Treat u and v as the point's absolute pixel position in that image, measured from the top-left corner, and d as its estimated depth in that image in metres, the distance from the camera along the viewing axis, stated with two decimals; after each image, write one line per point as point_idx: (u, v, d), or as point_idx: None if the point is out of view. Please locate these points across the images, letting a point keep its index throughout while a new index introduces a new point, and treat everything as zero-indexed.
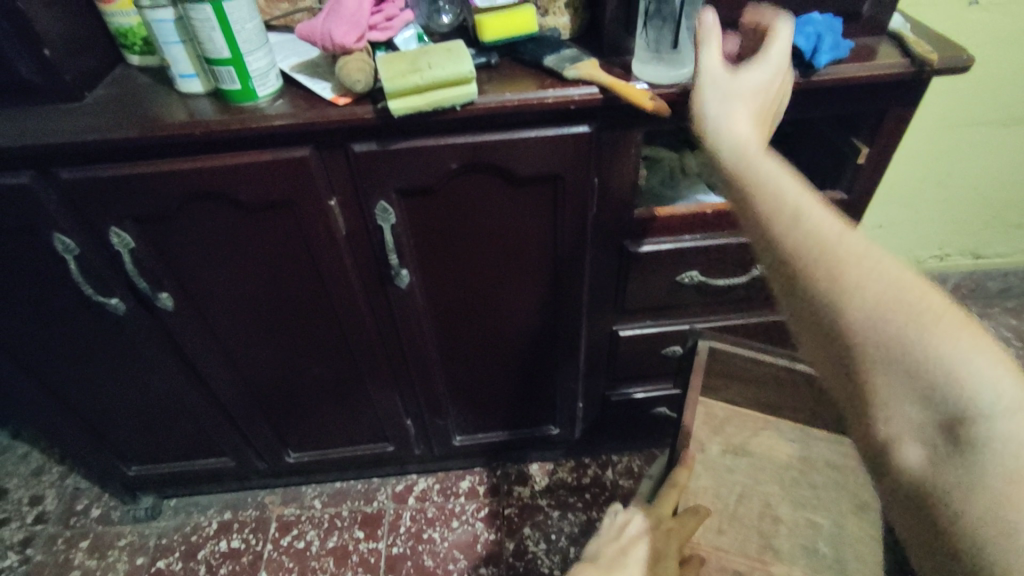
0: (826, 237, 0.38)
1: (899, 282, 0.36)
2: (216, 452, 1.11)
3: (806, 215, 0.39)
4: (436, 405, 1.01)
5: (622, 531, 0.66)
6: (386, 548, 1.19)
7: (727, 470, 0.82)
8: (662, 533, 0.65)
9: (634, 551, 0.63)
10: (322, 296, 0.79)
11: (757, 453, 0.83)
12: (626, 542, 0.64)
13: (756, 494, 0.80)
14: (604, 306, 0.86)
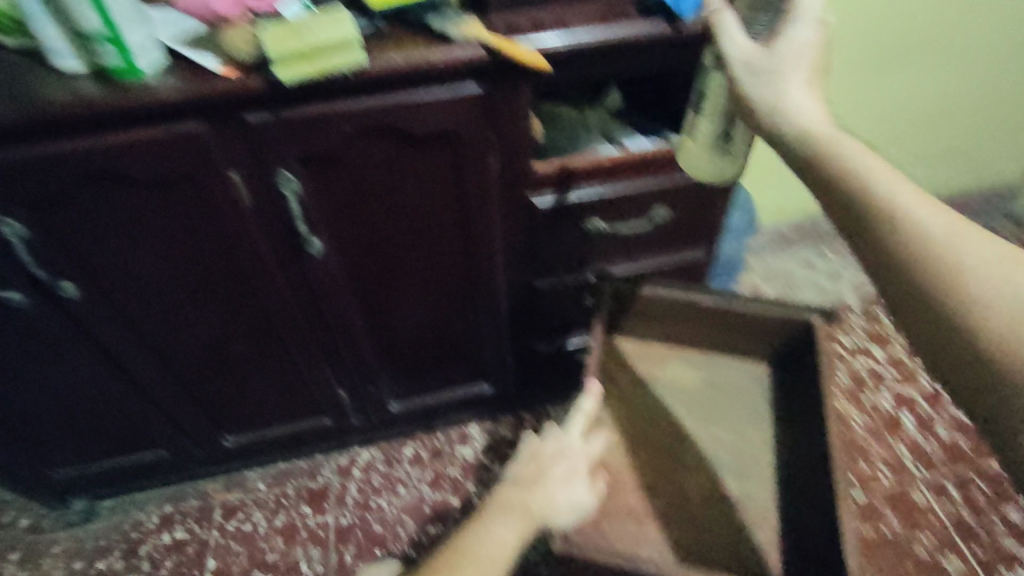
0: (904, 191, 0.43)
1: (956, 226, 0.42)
2: (148, 445, 1.10)
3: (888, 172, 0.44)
4: (368, 373, 1.04)
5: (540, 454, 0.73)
6: (334, 521, 1.21)
7: (639, 398, 0.90)
8: (574, 457, 0.72)
9: (552, 470, 0.70)
10: (237, 270, 0.80)
11: (666, 383, 0.91)
12: (545, 463, 0.71)
13: (661, 416, 0.89)
14: (522, 263, 0.90)
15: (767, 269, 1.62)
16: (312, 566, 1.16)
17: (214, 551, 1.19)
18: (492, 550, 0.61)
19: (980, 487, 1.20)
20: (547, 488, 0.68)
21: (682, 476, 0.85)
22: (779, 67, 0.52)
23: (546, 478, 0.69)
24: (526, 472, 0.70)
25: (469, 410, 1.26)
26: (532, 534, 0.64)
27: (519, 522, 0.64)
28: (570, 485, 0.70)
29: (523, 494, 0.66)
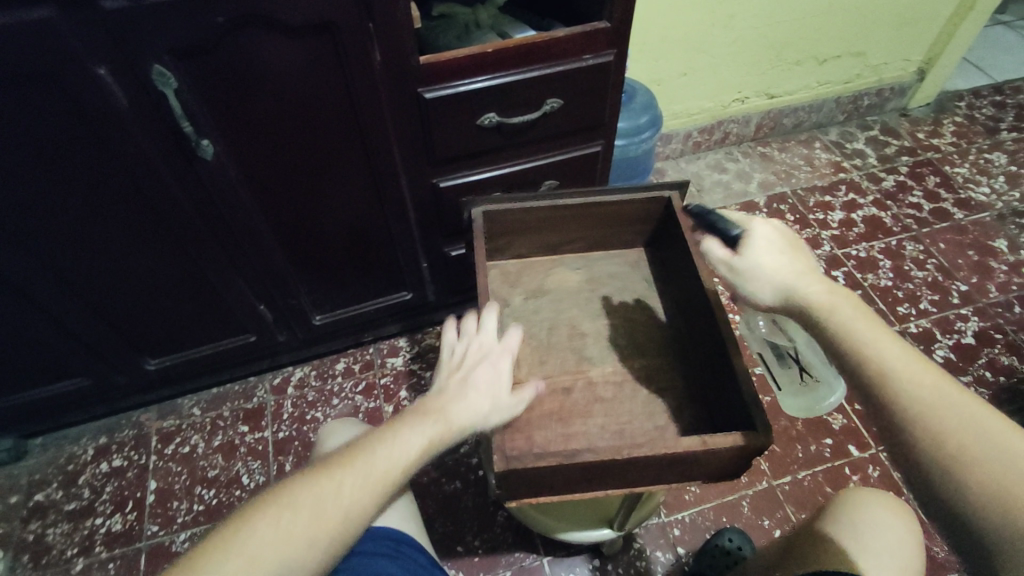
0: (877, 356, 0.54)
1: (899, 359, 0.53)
2: (68, 374, 1.10)
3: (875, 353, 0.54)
4: (284, 283, 1.07)
5: (461, 361, 0.66)
6: (272, 435, 1.26)
7: (534, 313, 0.85)
8: (496, 361, 0.65)
9: (472, 375, 0.64)
10: (125, 177, 0.80)
11: (554, 289, 0.88)
12: (467, 368, 0.65)
13: (563, 321, 0.84)
14: (418, 158, 0.93)
15: (679, 175, 1.71)
16: (253, 477, 1.21)
17: (154, 474, 1.22)
18: (389, 452, 0.57)
19: None
20: (467, 399, 0.62)
21: (594, 368, 0.80)
22: (755, 276, 0.62)
23: (466, 389, 0.63)
24: (446, 386, 0.64)
25: (397, 321, 1.31)
26: (445, 442, 0.59)
27: (427, 431, 0.58)
28: (493, 390, 0.64)
29: (440, 404, 0.61)
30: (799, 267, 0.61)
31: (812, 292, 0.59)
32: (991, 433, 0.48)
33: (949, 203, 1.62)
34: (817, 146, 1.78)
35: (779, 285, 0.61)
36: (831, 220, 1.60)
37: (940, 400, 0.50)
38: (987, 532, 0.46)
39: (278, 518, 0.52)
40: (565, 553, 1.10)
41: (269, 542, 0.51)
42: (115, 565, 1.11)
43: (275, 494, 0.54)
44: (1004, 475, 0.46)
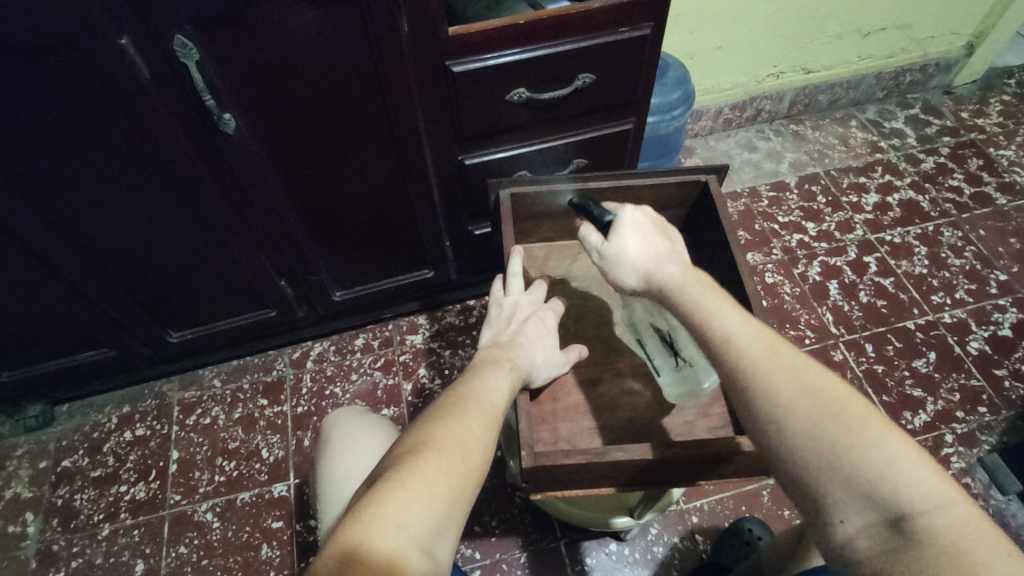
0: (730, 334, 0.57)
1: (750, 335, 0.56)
2: (92, 345, 1.11)
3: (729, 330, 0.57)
4: (306, 259, 1.06)
5: (509, 317, 0.71)
6: (291, 409, 1.26)
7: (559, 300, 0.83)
8: (544, 315, 0.73)
9: (525, 330, 0.70)
10: (149, 152, 0.78)
11: (581, 276, 0.85)
12: (517, 326, 0.70)
13: (590, 310, 0.82)
14: (445, 135, 0.90)
15: (708, 153, 1.66)
16: (273, 451, 1.22)
17: (176, 444, 1.23)
18: (491, 396, 0.59)
19: (892, 343, 1.30)
20: (526, 347, 0.68)
21: (621, 359, 0.78)
22: (619, 260, 0.67)
23: (522, 338, 0.69)
24: (503, 337, 0.69)
25: (417, 298, 1.30)
26: (519, 385, 0.64)
27: (509, 375, 0.63)
28: (544, 344, 0.70)
29: (507, 354, 0.66)
30: (655, 250, 0.66)
31: (666, 273, 0.64)
32: (818, 389, 0.51)
33: (992, 188, 1.55)
34: (853, 124, 1.70)
35: (639, 264, 0.66)
36: (866, 203, 1.54)
37: (769, 363, 0.54)
38: (833, 495, 0.48)
39: (436, 462, 0.50)
40: (582, 535, 1.09)
41: (441, 485, 0.49)
42: (139, 532, 1.13)
43: (417, 442, 0.52)
44: (823, 425, 0.49)
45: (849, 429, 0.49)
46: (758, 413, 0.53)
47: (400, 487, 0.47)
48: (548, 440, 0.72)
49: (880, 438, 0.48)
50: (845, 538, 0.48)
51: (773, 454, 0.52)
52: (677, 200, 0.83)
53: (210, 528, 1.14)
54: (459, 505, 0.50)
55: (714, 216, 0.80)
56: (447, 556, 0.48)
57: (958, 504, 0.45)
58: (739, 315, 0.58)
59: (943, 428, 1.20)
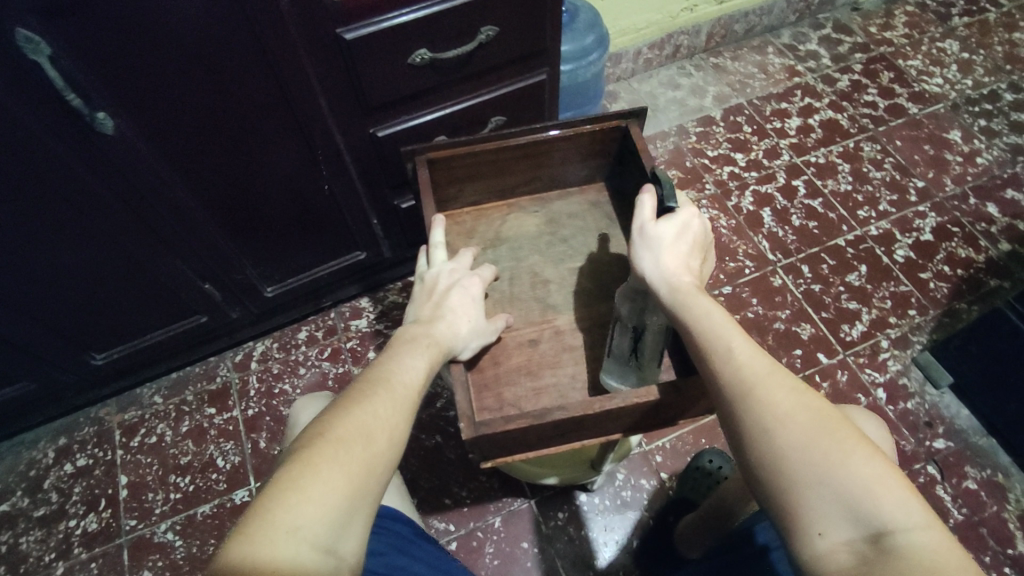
0: (725, 339, 0.55)
1: (745, 342, 0.55)
2: (8, 381, 1.03)
3: (724, 333, 0.56)
4: (225, 258, 1.00)
5: (433, 289, 0.69)
6: (241, 414, 1.22)
7: (492, 263, 0.81)
8: (468, 284, 0.71)
9: (448, 300, 0.68)
10: (19, 165, 0.71)
11: (512, 236, 0.83)
12: (439, 296, 0.69)
13: (523, 270, 0.80)
14: (350, 108, 0.85)
15: (632, 96, 1.64)
16: (228, 458, 1.17)
17: (124, 468, 1.17)
18: (403, 376, 0.58)
19: (826, 262, 1.35)
20: (448, 319, 0.66)
21: (560, 316, 0.77)
22: (654, 242, 0.64)
23: (445, 310, 0.67)
24: (425, 310, 0.67)
25: (354, 281, 1.25)
26: (440, 362, 0.63)
27: (428, 352, 0.62)
28: (470, 312, 0.69)
29: (427, 329, 0.64)
30: (684, 262, 0.63)
31: (687, 280, 0.61)
32: (811, 405, 0.51)
33: (904, 98, 1.59)
34: (770, 51, 1.71)
35: (668, 259, 0.62)
36: (789, 127, 1.56)
37: (768, 374, 0.53)
38: (818, 514, 0.47)
39: (332, 453, 0.49)
40: (551, 492, 1.11)
41: (338, 477, 0.48)
42: (98, 564, 1.09)
43: (317, 432, 0.51)
44: (816, 438, 0.49)
45: (837, 443, 0.48)
46: (751, 419, 0.51)
47: (291, 484, 0.47)
48: (492, 406, 0.71)
49: (870, 458, 0.47)
50: (821, 555, 0.46)
51: (755, 463, 0.51)
52: (597, 147, 0.81)
53: (173, 547, 1.10)
54: (361, 495, 0.49)
55: (635, 158, 0.78)
56: (355, 550, 0.48)
57: (939, 529, 0.45)
58: (732, 321, 0.57)
59: (879, 335, 1.25)
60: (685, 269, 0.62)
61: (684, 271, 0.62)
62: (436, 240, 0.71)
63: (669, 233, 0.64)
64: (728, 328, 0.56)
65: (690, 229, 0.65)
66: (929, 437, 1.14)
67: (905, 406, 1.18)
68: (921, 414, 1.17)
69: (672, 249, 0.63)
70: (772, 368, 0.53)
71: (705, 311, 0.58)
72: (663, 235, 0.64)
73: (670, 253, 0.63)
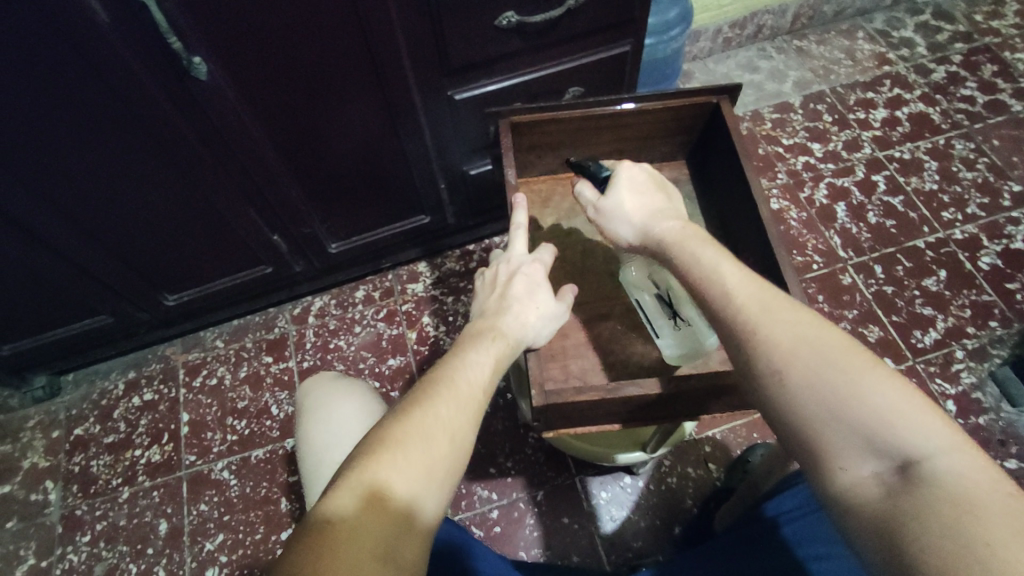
0: (717, 275, 0.54)
1: (740, 279, 0.53)
2: (89, 313, 1.09)
3: (718, 269, 0.54)
4: (296, 212, 1.02)
5: (496, 282, 0.67)
6: (297, 365, 1.25)
7: (565, 235, 0.80)
8: (530, 269, 0.67)
9: (512, 290, 0.65)
10: (117, 104, 0.73)
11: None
12: (503, 286, 0.66)
13: (597, 243, 0.79)
14: (433, 69, 0.85)
15: (707, 76, 1.58)
16: (283, 407, 1.21)
17: (186, 406, 1.23)
18: (475, 370, 0.58)
19: (902, 264, 1.28)
20: (515, 310, 0.64)
21: None
22: (615, 211, 0.64)
23: (510, 300, 0.64)
24: (489, 304, 0.65)
25: (415, 244, 1.26)
26: (509, 356, 0.61)
27: (492, 347, 0.60)
28: (536, 298, 0.65)
29: (494, 323, 0.62)
30: (650, 205, 0.62)
31: (660, 225, 0.60)
32: (813, 334, 0.48)
33: (1006, 94, 1.48)
34: (860, 36, 1.61)
35: (635, 219, 0.62)
36: (874, 119, 1.48)
37: (769, 310, 0.50)
38: (835, 447, 0.45)
39: (393, 456, 0.49)
40: (596, 470, 1.10)
41: (421, 450, 0.50)
42: (159, 493, 1.15)
43: (375, 435, 0.51)
44: (820, 370, 0.47)
45: (847, 372, 0.46)
46: (758, 362, 0.49)
47: (349, 489, 0.47)
48: (558, 377, 0.71)
49: (884, 384, 0.45)
50: (847, 490, 0.44)
51: (769, 408, 0.49)
52: (683, 123, 0.78)
53: (228, 485, 1.15)
54: (421, 502, 0.49)
55: (725, 138, 0.75)
56: (420, 561, 0.47)
57: (966, 452, 0.42)
58: (724, 254, 0.55)
59: (954, 344, 1.19)
60: (651, 216, 0.61)
61: (649, 222, 0.61)
62: (517, 220, 0.68)
63: (617, 197, 0.64)
64: (714, 263, 0.54)
65: (635, 178, 0.65)
66: (999, 456, 1.09)
67: (976, 421, 1.12)
68: (994, 430, 1.11)
69: (628, 210, 0.63)
70: (771, 300, 0.51)
71: (690, 252, 0.56)
72: (613, 204, 0.64)
73: (629, 215, 0.63)
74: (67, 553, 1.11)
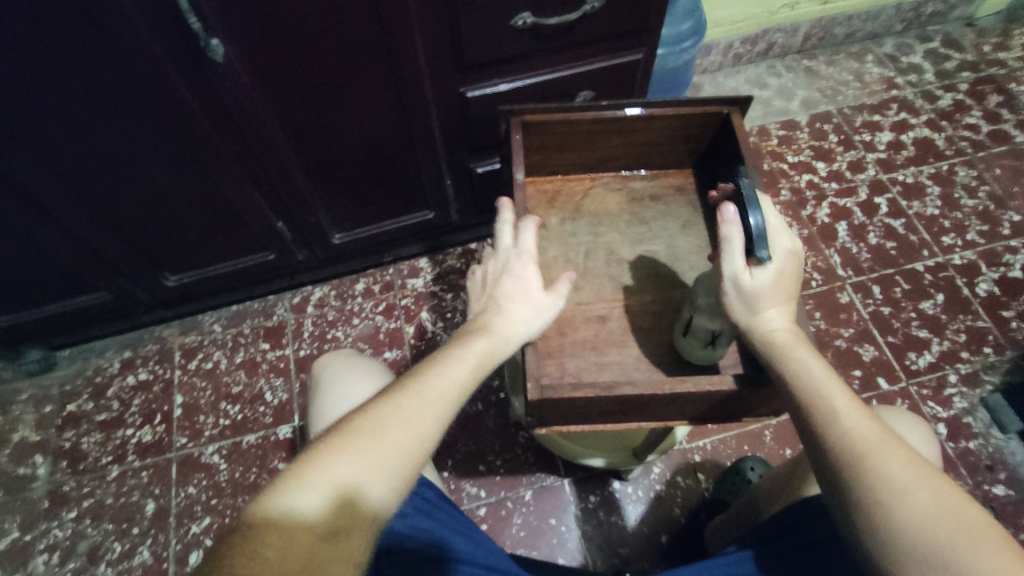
0: (825, 392, 0.54)
1: (845, 401, 0.54)
2: (90, 289, 1.09)
3: (824, 387, 0.55)
4: (302, 200, 1.03)
5: (486, 279, 0.67)
6: (293, 353, 1.26)
7: (570, 235, 0.81)
8: (518, 263, 0.65)
9: (501, 289, 0.64)
10: (133, 81, 0.75)
11: (592, 211, 0.83)
12: (494, 283, 0.66)
13: (600, 246, 0.80)
14: (447, 66, 0.86)
15: (716, 90, 1.59)
16: (277, 394, 1.21)
17: (180, 388, 1.23)
18: (459, 367, 0.58)
19: (900, 285, 1.29)
20: (502, 310, 0.63)
21: (632, 296, 0.77)
22: (754, 295, 0.58)
23: (499, 300, 0.64)
24: (480, 304, 0.65)
25: (417, 239, 1.26)
26: (496, 355, 0.60)
27: (477, 344, 0.60)
28: (524, 296, 0.64)
29: (482, 323, 0.62)
30: (783, 299, 0.58)
31: (779, 330, 0.58)
32: (921, 472, 0.50)
33: (1010, 125, 1.50)
34: (869, 59, 1.63)
35: (766, 312, 0.58)
36: (879, 141, 1.49)
37: (877, 436, 0.52)
38: None
39: (367, 445, 0.51)
40: (586, 474, 1.11)
41: (389, 443, 0.51)
42: (148, 473, 1.15)
43: (355, 413, 0.53)
44: (929, 511, 0.48)
45: (953, 519, 0.48)
46: (859, 485, 0.51)
47: (319, 465, 0.49)
48: (554, 375, 0.72)
49: (995, 548, 0.46)
50: None
51: (863, 531, 0.50)
52: (692, 133, 0.79)
53: (217, 469, 1.15)
54: (392, 490, 0.51)
55: (732, 148, 0.76)
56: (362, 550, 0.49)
57: None
58: (833, 372, 0.56)
59: (947, 368, 1.20)
60: (770, 318, 0.58)
61: (767, 323, 0.58)
62: (507, 222, 0.68)
63: (765, 285, 0.57)
64: (820, 376, 0.55)
65: (786, 268, 0.58)
66: (986, 480, 1.09)
67: (966, 445, 1.12)
68: (982, 455, 1.12)
69: (763, 299, 0.58)
70: (873, 428, 0.53)
71: (800, 362, 0.56)
72: (759, 291, 0.57)
73: (758, 304, 0.58)
74: (51, 529, 1.11)
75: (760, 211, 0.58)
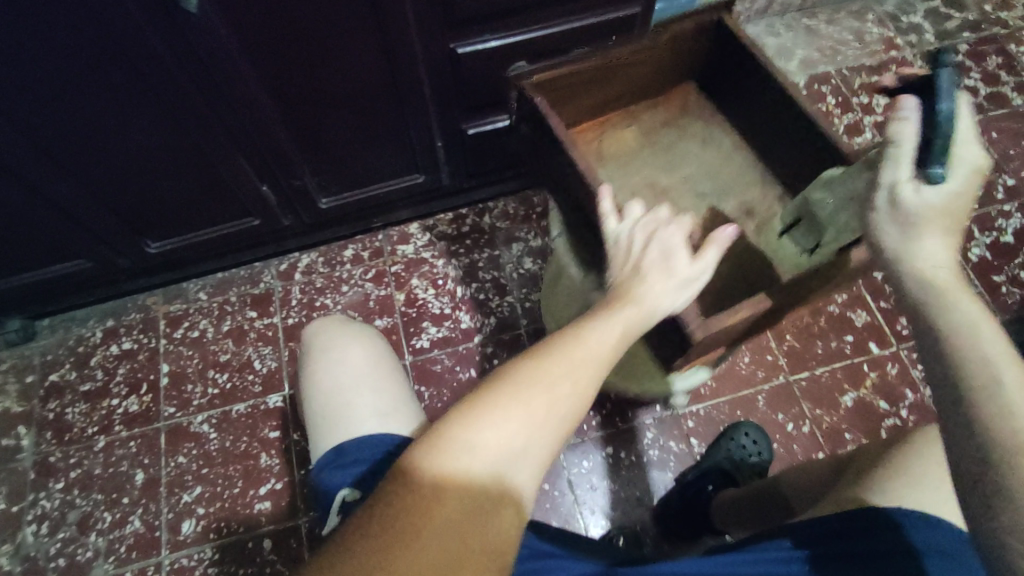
0: (948, 301, 0.48)
1: (970, 313, 0.48)
2: (68, 257, 1.05)
3: (951, 299, 0.48)
4: (287, 162, 0.99)
5: (626, 248, 0.60)
6: (281, 321, 1.23)
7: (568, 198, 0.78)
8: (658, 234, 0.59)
9: (645, 261, 0.58)
10: (104, 35, 0.70)
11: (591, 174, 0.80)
12: (635, 256, 0.59)
13: None
14: (436, 21, 0.82)
15: None
16: (266, 363, 1.19)
17: (166, 357, 1.20)
18: (599, 339, 0.54)
19: None
20: (644, 281, 0.57)
21: None
22: (914, 216, 0.49)
23: (638, 274, 0.58)
24: (621, 273, 0.59)
25: (406, 204, 1.23)
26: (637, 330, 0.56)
27: (622, 322, 0.55)
28: (669, 267, 0.57)
29: (625, 292, 0.57)
30: (948, 229, 0.49)
31: (934, 265, 0.49)
32: None
33: (1009, 88, 1.47)
34: (869, 18, 1.58)
35: (924, 241, 0.50)
36: (877, 104, 1.46)
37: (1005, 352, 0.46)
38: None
39: (510, 407, 0.50)
40: (580, 440, 1.11)
41: (536, 408, 0.50)
42: (136, 443, 1.13)
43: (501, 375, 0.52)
44: None
45: None
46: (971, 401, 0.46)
47: (461, 426, 0.49)
48: None
49: None
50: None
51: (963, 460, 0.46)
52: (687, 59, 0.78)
53: (207, 439, 1.13)
54: (540, 445, 0.50)
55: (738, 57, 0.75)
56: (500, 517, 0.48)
57: None
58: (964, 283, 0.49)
59: None
60: (922, 246, 0.50)
61: (918, 250, 0.50)
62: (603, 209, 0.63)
63: (928, 206, 0.49)
64: (947, 284, 0.49)
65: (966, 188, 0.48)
66: None
67: None
68: None
69: (922, 224, 0.49)
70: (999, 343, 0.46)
71: (927, 272, 0.50)
72: (919, 213, 0.49)
73: (914, 230, 0.50)
74: (39, 500, 1.09)
75: (951, 107, 0.48)
